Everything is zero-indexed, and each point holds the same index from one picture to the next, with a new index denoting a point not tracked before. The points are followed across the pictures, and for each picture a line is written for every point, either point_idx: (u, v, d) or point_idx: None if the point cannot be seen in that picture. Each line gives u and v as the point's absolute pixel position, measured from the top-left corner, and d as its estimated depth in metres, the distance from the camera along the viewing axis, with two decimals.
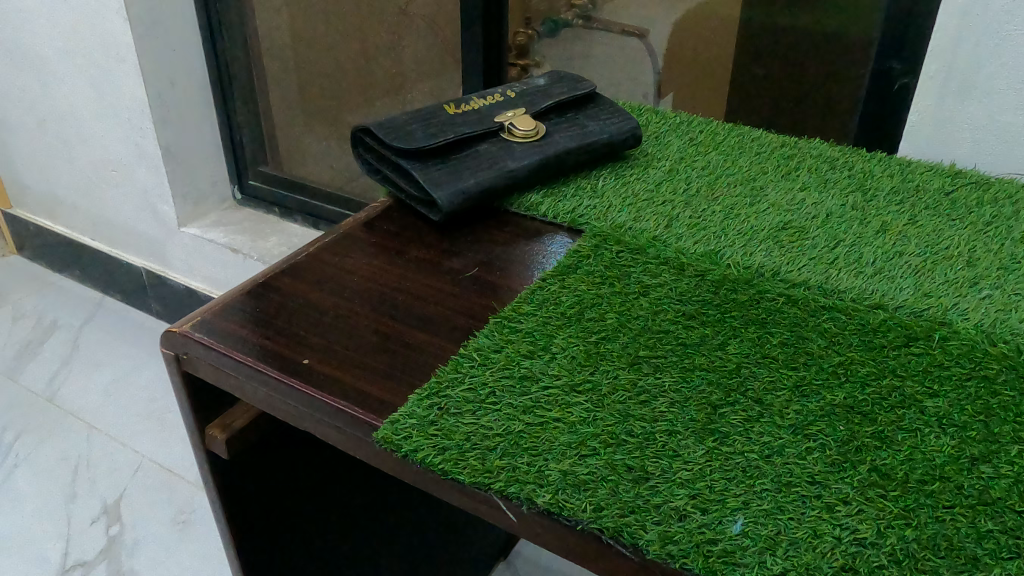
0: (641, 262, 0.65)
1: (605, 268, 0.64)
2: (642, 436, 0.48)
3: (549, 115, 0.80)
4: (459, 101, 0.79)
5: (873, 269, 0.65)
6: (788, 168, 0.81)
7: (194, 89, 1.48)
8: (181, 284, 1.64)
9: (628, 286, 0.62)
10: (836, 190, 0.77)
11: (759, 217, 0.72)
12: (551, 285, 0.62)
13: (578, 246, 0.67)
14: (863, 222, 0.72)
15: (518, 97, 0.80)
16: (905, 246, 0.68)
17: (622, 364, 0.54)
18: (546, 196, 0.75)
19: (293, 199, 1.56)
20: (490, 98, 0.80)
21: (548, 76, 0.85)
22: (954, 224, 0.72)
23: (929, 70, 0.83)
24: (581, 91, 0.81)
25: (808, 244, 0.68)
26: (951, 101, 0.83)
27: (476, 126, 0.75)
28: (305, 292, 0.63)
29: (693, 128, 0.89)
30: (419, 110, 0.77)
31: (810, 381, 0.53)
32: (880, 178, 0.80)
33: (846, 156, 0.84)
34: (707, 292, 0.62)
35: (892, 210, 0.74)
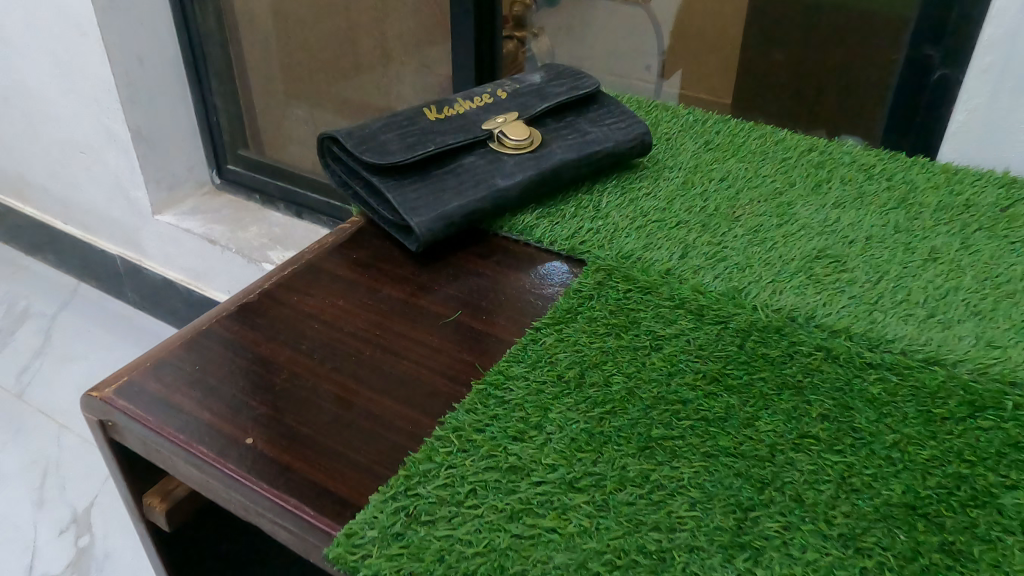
0: (652, 305, 0.55)
1: (611, 313, 0.54)
2: (657, 555, 0.39)
3: (545, 120, 0.69)
4: (441, 103, 0.68)
5: (925, 310, 0.55)
6: (818, 179, 0.70)
7: (166, 67, 1.33)
8: (157, 275, 1.51)
9: (638, 338, 0.52)
10: (875, 207, 0.66)
11: (789, 243, 0.62)
12: (548, 335, 0.52)
13: (578, 283, 0.57)
14: (908, 248, 0.61)
15: (510, 98, 0.70)
16: (959, 279, 0.58)
17: (631, 450, 0.44)
18: (541, 216, 0.65)
19: (275, 186, 1.42)
20: (477, 100, 0.69)
21: (544, 74, 0.74)
22: (1014, 247, 0.62)
23: (982, 62, 0.73)
24: (583, 90, 0.71)
25: (846, 279, 0.58)
26: (1007, 99, 0.74)
27: (461, 135, 0.65)
28: (256, 342, 0.54)
29: (708, 131, 0.79)
30: (394, 115, 0.67)
31: (859, 471, 0.43)
32: (927, 189, 0.69)
33: (887, 163, 0.73)
34: (730, 347, 0.52)
35: (941, 230, 0.64)
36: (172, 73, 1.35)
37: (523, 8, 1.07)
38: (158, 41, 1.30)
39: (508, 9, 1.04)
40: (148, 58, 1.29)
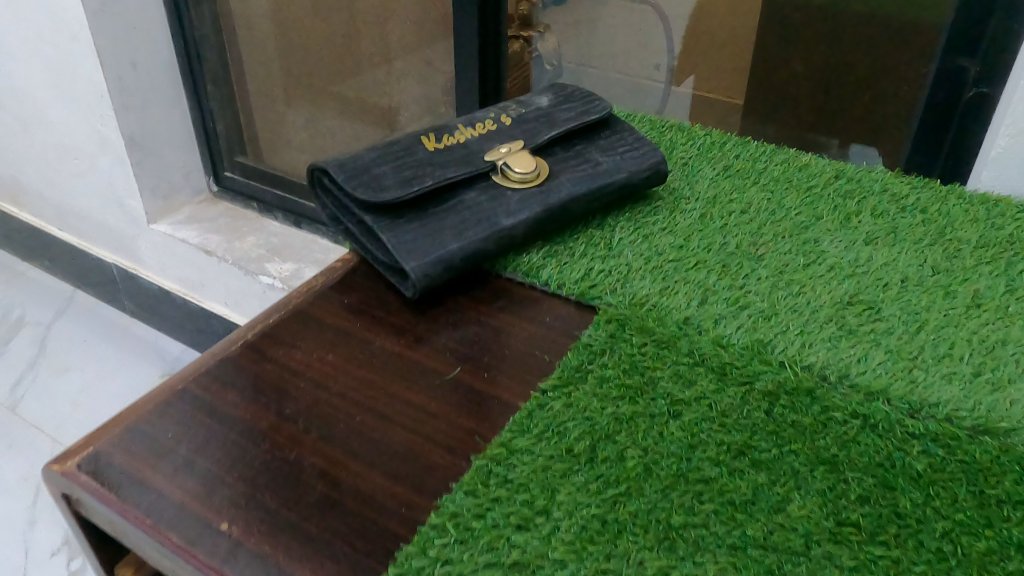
0: (670, 363, 0.50)
1: (625, 373, 0.50)
2: None
3: (552, 148, 0.65)
4: (441, 130, 0.64)
5: (971, 370, 0.49)
6: (847, 212, 0.65)
7: (159, 68, 1.18)
8: (154, 284, 1.35)
9: (654, 402, 0.47)
10: (910, 245, 0.61)
11: (819, 287, 0.57)
12: (557, 399, 0.48)
13: (587, 336, 0.53)
14: (948, 293, 0.56)
15: (514, 125, 0.65)
16: (1009, 332, 0.52)
17: (651, 541, 0.40)
18: (548, 256, 0.60)
19: (272, 194, 1.27)
20: (479, 127, 0.64)
21: (551, 96, 0.69)
22: None
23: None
24: (593, 115, 0.66)
25: (882, 328, 0.53)
26: None
27: (461, 167, 0.60)
28: (235, 404, 0.49)
29: (725, 157, 0.75)
30: (389, 144, 0.62)
31: (905, 569, 0.39)
32: (965, 222, 0.64)
33: (921, 194, 0.68)
34: (756, 413, 0.47)
35: (984, 272, 0.58)
36: (167, 78, 1.20)
37: (530, 6, 0.99)
38: (152, 44, 1.15)
39: (514, 6, 0.94)
40: (142, 63, 1.15)
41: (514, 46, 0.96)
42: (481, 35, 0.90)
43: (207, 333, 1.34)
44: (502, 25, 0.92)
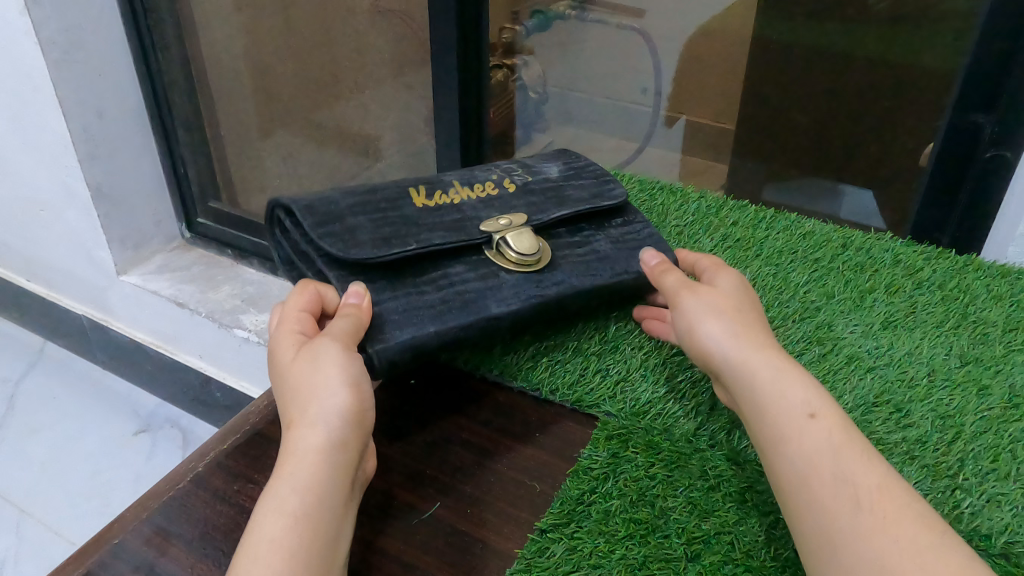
0: (683, 489, 0.45)
1: (633, 504, 0.44)
2: None
3: (555, 230, 0.59)
4: (434, 184, 0.58)
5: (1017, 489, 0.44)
6: (862, 290, 0.60)
7: (128, 116, 1.05)
8: (126, 338, 1.21)
9: (669, 541, 0.42)
10: (932, 331, 0.56)
11: (838, 383, 0.51)
12: (561, 543, 0.42)
13: (587, 457, 0.47)
14: (980, 390, 0.51)
15: (518, 194, 0.60)
16: None
17: None
18: (538, 356, 0.55)
19: (246, 240, 1.16)
20: (478, 188, 0.59)
21: (561, 169, 0.64)
22: None
23: None
24: (603, 200, 0.60)
25: (913, 437, 0.47)
26: None
27: (451, 232, 0.54)
28: (182, 561, 0.43)
29: (723, 225, 0.70)
30: (371, 192, 0.56)
31: None
32: (988, 301, 0.59)
33: (934, 268, 0.63)
34: (787, 553, 0.41)
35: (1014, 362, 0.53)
36: (137, 123, 1.07)
37: (513, 33, 0.94)
38: (121, 89, 1.02)
39: (497, 36, 0.90)
40: (110, 111, 1.02)
41: (497, 75, 0.93)
42: (462, 68, 0.85)
43: (185, 388, 1.20)
44: (486, 61, 0.87)
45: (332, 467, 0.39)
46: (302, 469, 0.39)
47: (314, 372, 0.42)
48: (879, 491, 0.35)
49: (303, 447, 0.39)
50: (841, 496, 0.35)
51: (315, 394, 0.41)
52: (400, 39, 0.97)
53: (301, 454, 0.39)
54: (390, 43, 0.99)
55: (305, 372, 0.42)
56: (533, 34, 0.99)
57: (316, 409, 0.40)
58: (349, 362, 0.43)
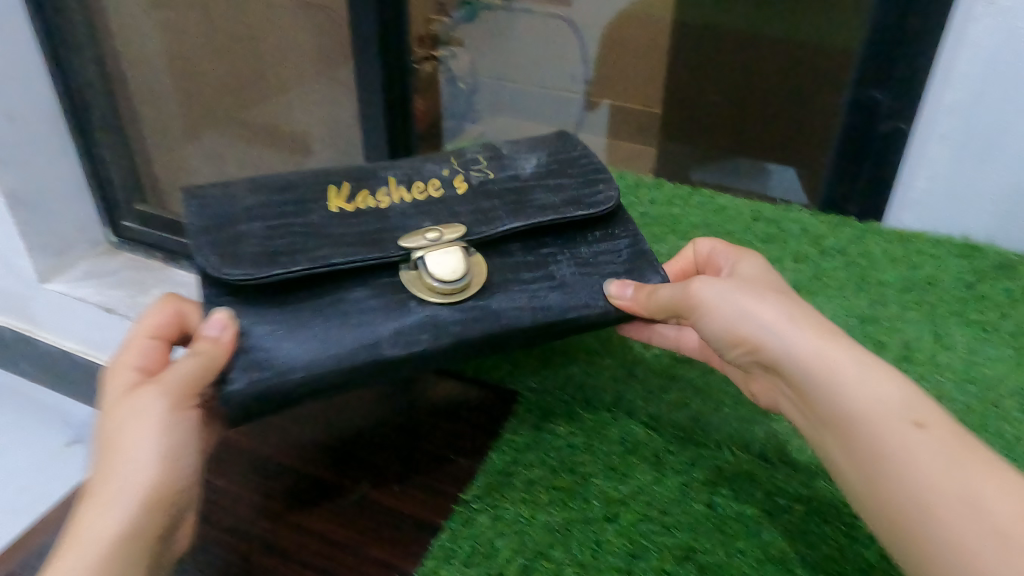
0: (602, 454, 0.47)
1: (554, 472, 0.46)
2: None
3: (510, 244, 0.52)
4: (362, 182, 0.54)
5: None
6: (771, 260, 0.63)
7: (43, 120, 1.01)
8: (52, 347, 1.17)
9: (588, 502, 0.44)
10: (835, 296, 0.59)
11: None
12: (485, 510, 0.44)
13: (510, 430, 0.49)
14: (878, 348, 0.54)
15: (467, 195, 0.54)
16: (937, 387, 0.50)
17: None
18: None
19: (175, 242, 1.14)
20: (411, 188, 0.54)
21: (541, 167, 0.57)
22: (983, 336, 0.55)
23: (942, 128, 0.65)
24: (577, 211, 0.53)
25: None
26: (970, 163, 0.66)
27: (366, 250, 0.48)
28: None
29: (643, 203, 0.72)
30: (287, 190, 0.52)
31: None
32: (886, 265, 0.62)
33: (839, 233, 0.66)
34: (698, 506, 0.43)
35: (909, 321, 0.56)
36: (53, 126, 1.03)
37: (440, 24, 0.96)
38: (33, 96, 0.98)
39: (425, 26, 0.92)
40: (23, 115, 0.98)
41: (428, 67, 0.95)
42: (384, 61, 0.85)
43: None
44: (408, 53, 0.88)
45: (115, 558, 0.37)
46: (83, 555, 0.36)
47: (123, 439, 0.40)
48: (1003, 492, 0.33)
49: (88, 530, 0.37)
50: (965, 505, 0.33)
51: (108, 449, 0.40)
52: (322, 35, 0.96)
53: (84, 539, 0.37)
54: (312, 38, 0.98)
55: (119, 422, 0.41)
56: (463, 25, 1.02)
57: (113, 488, 0.38)
58: (162, 430, 0.41)
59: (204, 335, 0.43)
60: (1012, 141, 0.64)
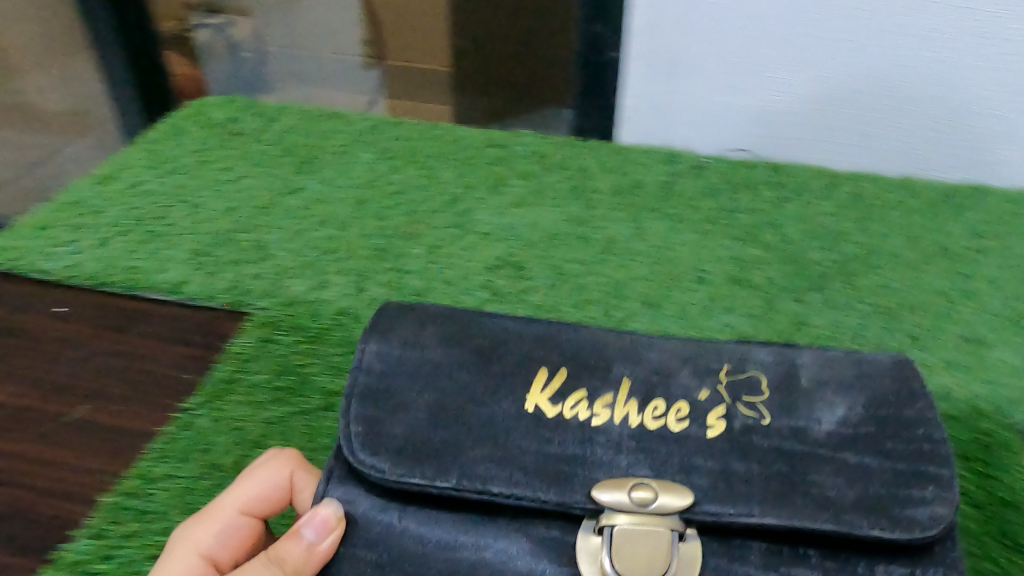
0: (327, 353, 0.44)
1: (277, 374, 0.44)
2: None
3: (750, 539, 0.31)
4: (563, 389, 0.35)
5: (602, 311, 0.50)
6: (496, 178, 0.61)
7: None
8: None
9: (306, 399, 0.42)
10: (553, 200, 0.60)
11: (469, 254, 0.52)
12: (196, 427, 0.42)
13: (233, 345, 0.45)
14: (586, 242, 0.56)
15: (720, 443, 0.33)
16: (634, 270, 0.54)
17: None
18: (173, 266, 0.51)
19: None
20: (631, 411, 0.34)
21: (852, 431, 0.34)
22: (678, 225, 0.60)
23: (632, 51, 0.69)
24: (873, 526, 0.30)
25: (529, 287, 0.50)
26: (661, 84, 0.71)
27: (544, 485, 0.31)
28: None
29: (353, 123, 0.65)
30: (490, 359, 0.36)
31: None
32: (600, 173, 0.64)
33: (562, 151, 0.66)
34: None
35: (616, 218, 0.59)
36: None
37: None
38: None
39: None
40: None
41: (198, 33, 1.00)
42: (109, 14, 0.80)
43: None
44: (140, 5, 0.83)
45: None
46: None
47: None
48: None
49: None
50: None
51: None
52: None
53: None
54: None
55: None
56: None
57: None
58: None
59: (296, 537, 0.31)
60: (709, 61, 0.68)
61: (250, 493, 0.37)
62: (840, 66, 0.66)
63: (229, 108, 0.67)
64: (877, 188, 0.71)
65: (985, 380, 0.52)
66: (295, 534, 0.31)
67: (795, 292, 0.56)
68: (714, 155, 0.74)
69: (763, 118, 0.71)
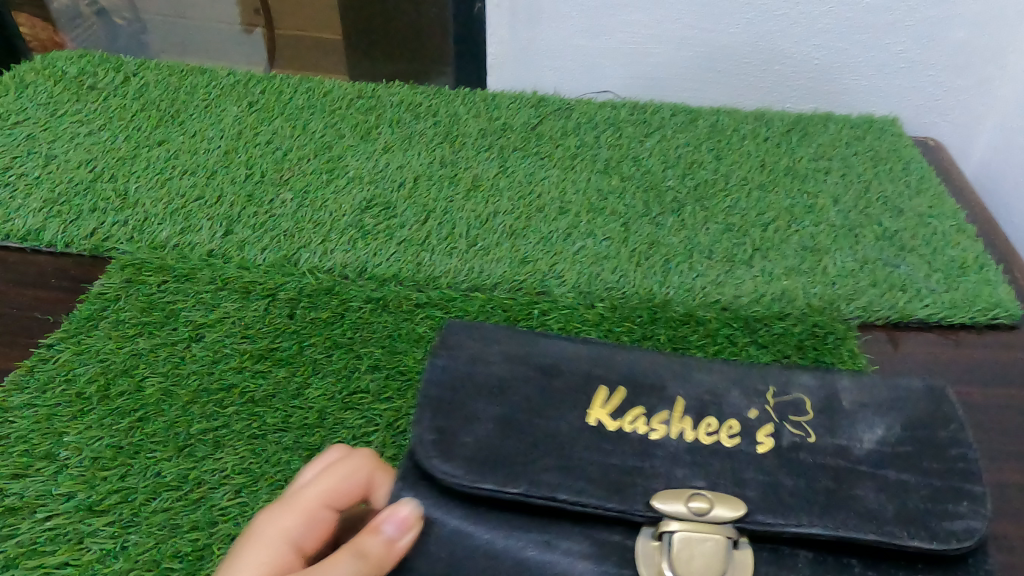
0: (193, 293, 0.46)
1: (142, 311, 0.45)
2: (194, 554, 0.34)
3: (797, 548, 0.31)
4: (626, 407, 0.35)
5: (467, 242, 0.53)
6: (367, 126, 0.63)
7: None
8: None
9: (172, 330, 0.44)
10: (421, 145, 0.62)
11: (338, 197, 0.54)
12: (59, 360, 0.42)
13: (99, 287, 0.46)
14: (452, 181, 0.58)
15: (771, 456, 0.33)
16: (497, 205, 0.57)
17: (168, 450, 0.38)
18: (38, 216, 0.51)
19: None
20: (688, 429, 0.34)
21: (894, 450, 0.34)
22: (542, 162, 0.63)
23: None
24: (913, 537, 0.30)
25: (396, 225, 0.53)
26: (523, 30, 0.74)
27: (607, 494, 0.31)
28: None
29: (219, 78, 0.66)
30: (553, 381, 0.36)
31: (407, 412, 0.41)
32: (469, 119, 0.66)
33: (431, 99, 0.68)
34: (278, 320, 0.45)
35: (482, 158, 0.62)
36: None
37: None
38: None
39: None
40: None
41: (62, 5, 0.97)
42: None
43: None
44: None
45: None
46: None
47: None
48: None
49: None
50: None
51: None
52: None
53: None
54: None
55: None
56: None
57: None
58: None
59: (375, 531, 0.30)
60: (566, 5, 0.72)
61: (324, 485, 0.34)
62: (689, 9, 0.71)
63: (84, 62, 0.66)
64: (733, 120, 0.74)
65: (824, 282, 0.56)
66: (375, 528, 0.31)
67: (650, 214, 0.60)
68: (580, 97, 0.78)
69: (622, 58, 0.75)
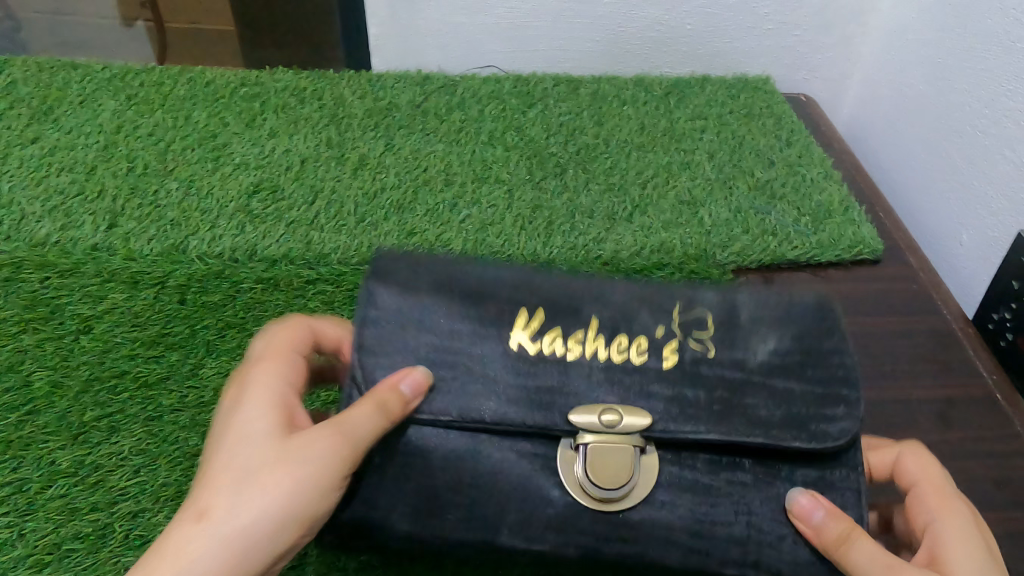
0: (78, 287, 0.47)
1: (26, 307, 0.45)
2: (96, 534, 0.36)
3: (697, 451, 0.34)
4: (546, 327, 0.35)
5: (356, 219, 0.54)
6: (251, 113, 0.63)
7: None
8: None
9: (59, 324, 0.45)
10: (306, 129, 0.63)
11: (225, 184, 0.55)
12: None
13: None
14: (340, 161, 0.60)
15: (677, 371, 0.35)
16: (385, 181, 0.59)
17: (64, 438, 0.40)
18: None
19: None
20: (603, 350, 0.35)
21: (784, 357, 0.35)
22: (428, 138, 0.65)
23: None
24: (795, 438, 0.33)
25: (284, 207, 0.54)
26: (404, 10, 0.75)
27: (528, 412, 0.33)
28: None
29: (93, 73, 0.65)
30: (477, 308, 0.35)
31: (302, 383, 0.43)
32: (354, 101, 0.68)
33: (316, 83, 0.69)
34: (169, 307, 0.46)
35: (368, 137, 0.63)
36: None
37: None
38: None
39: None
40: None
41: None
42: None
43: None
44: None
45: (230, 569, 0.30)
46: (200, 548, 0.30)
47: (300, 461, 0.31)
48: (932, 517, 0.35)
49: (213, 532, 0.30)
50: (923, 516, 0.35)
51: (234, 484, 0.31)
52: None
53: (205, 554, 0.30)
54: None
55: (266, 460, 0.32)
56: None
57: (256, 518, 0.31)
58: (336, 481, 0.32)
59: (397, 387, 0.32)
60: None
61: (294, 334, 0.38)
62: None
63: None
64: (614, 87, 0.77)
65: (700, 231, 0.60)
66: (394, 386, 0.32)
67: (535, 181, 0.63)
68: (464, 72, 0.80)
69: (501, 33, 0.78)
